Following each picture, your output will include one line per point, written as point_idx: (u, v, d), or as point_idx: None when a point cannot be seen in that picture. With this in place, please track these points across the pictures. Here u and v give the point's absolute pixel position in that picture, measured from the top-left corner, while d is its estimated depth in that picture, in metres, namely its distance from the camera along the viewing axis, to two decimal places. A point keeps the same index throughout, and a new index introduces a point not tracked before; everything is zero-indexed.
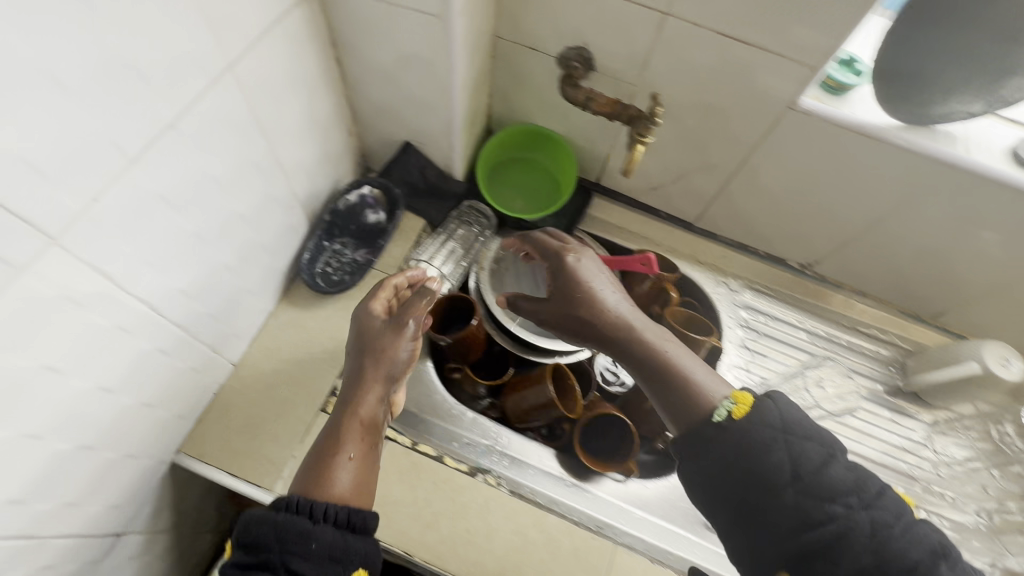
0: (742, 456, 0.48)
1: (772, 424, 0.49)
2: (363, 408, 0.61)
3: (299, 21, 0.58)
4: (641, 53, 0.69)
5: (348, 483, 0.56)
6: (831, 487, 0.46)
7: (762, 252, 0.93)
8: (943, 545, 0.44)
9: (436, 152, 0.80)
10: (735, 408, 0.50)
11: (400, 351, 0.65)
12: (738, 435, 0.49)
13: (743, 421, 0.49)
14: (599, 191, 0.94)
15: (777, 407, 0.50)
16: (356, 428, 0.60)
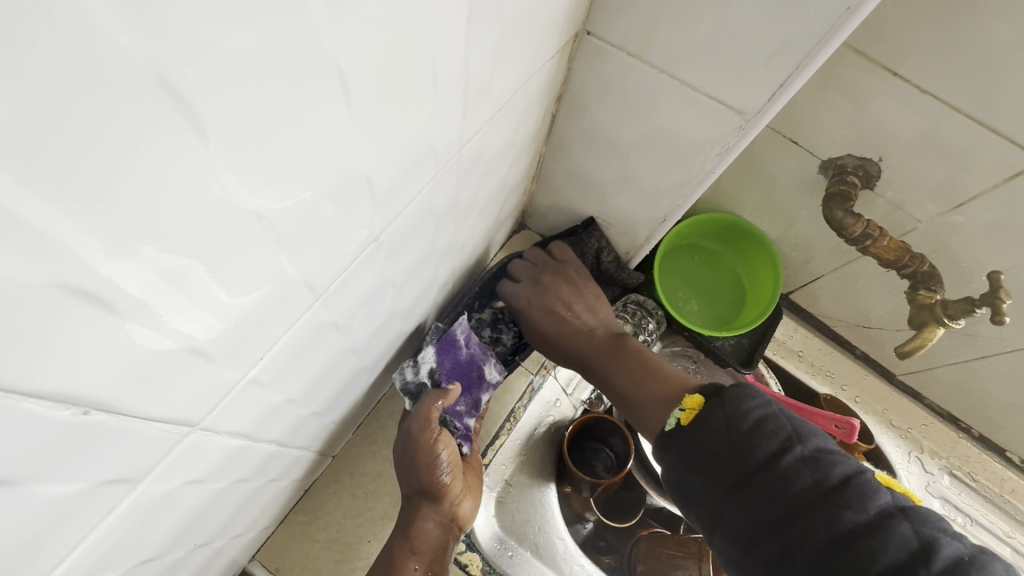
0: (780, 514, 0.36)
1: (767, 428, 0.38)
2: (413, 527, 0.48)
3: (546, 77, 0.42)
4: (961, 192, 0.50)
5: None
6: (785, 481, 0.36)
7: (976, 433, 0.74)
8: (922, 541, 0.32)
9: (623, 238, 0.63)
10: (685, 415, 0.42)
11: (428, 472, 0.48)
12: (732, 461, 0.38)
13: (691, 429, 0.41)
14: (786, 308, 0.76)
15: (723, 407, 0.40)
16: (411, 546, 0.47)
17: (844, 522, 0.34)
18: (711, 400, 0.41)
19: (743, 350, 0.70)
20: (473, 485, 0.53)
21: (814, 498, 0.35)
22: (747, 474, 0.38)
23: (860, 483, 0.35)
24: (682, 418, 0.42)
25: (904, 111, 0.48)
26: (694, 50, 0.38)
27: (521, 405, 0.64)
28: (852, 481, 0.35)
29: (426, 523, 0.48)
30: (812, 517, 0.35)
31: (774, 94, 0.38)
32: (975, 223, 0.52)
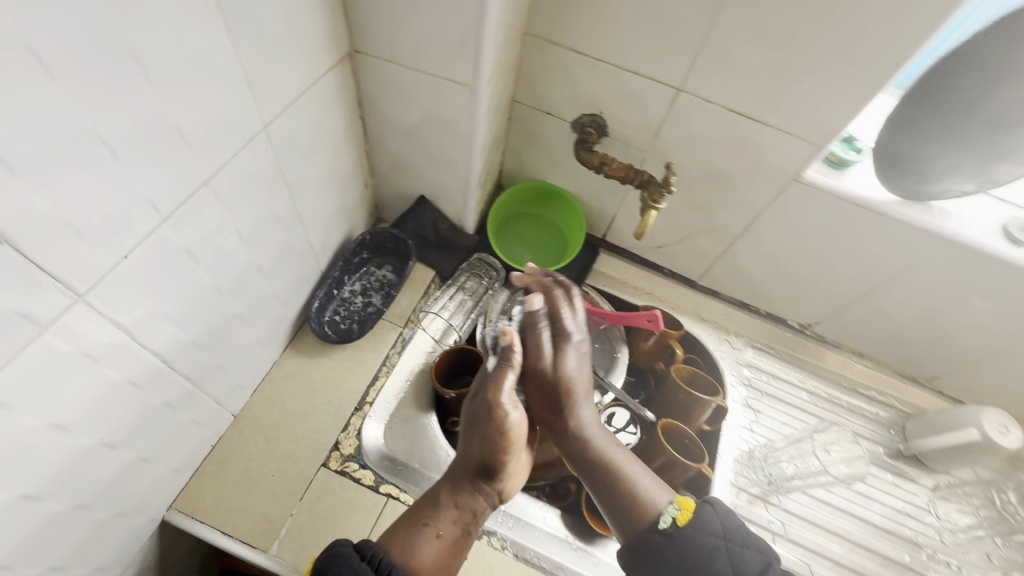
0: (699, 562, 0.55)
1: (711, 531, 0.57)
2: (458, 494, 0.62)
3: (333, 82, 0.60)
4: (653, 123, 0.73)
5: (432, 561, 0.56)
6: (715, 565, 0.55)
7: (763, 311, 0.95)
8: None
9: (450, 207, 0.82)
10: (680, 513, 0.60)
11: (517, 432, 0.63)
12: (671, 548, 0.57)
13: (684, 527, 0.58)
14: (605, 248, 0.97)
15: (711, 514, 0.59)
16: (450, 514, 0.60)
17: (738, 560, 0.55)
18: (700, 508, 0.59)
19: (572, 282, 0.90)
20: (520, 474, 0.67)
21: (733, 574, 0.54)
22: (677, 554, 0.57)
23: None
24: (678, 516, 0.59)
25: (596, 76, 0.70)
26: (420, 49, 0.58)
27: (395, 351, 0.79)
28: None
29: (467, 494, 0.62)
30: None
31: (475, 67, 0.58)
32: (672, 143, 0.74)
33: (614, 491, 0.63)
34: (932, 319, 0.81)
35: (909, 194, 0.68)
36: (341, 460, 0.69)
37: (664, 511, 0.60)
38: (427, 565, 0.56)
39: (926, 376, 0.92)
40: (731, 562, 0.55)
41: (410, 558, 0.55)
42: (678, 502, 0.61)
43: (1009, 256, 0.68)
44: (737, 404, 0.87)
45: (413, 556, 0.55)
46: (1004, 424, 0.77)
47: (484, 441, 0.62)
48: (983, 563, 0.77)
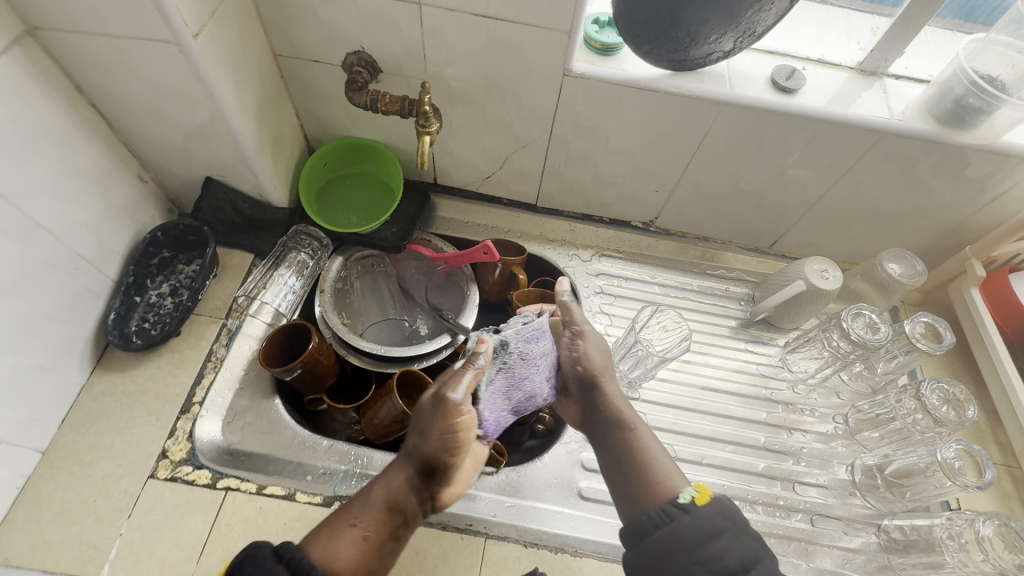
0: (704, 539, 0.49)
1: (726, 515, 0.51)
2: (390, 492, 0.59)
3: (16, 68, 0.54)
4: (415, 47, 0.69)
5: (352, 561, 0.53)
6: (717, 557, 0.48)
7: (605, 219, 0.95)
8: None
9: (244, 183, 0.77)
10: (698, 496, 0.52)
11: (463, 435, 0.60)
12: (688, 522, 0.50)
13: (705, 507, 0.51)
14: (438, 192, 0.94)
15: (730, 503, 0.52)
16: (380, 512, 0.57)
17: (745, 548, 0.49)
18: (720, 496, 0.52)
19: (402, 233, 0.86)
20: (463, 478, 0.64)
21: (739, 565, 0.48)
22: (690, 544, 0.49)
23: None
24: (697, 497, 0.52)
25: (336, 8, 0.66)
26: (95, 10, 0.52)
27: (220, 344, 0.75)
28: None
29: (400, 490, 0.59)
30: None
31: (161, 19, 0.53)
32: (442, 64, 0.71)
33: (632, 467, 0.59)
34: (749, 185, 0.83)
35: (674, 64, 0.68)
36: (171, 467, 0.66)
37: (683, 491, 0.53)
38: (346, 563, 0.53)
39: (768, 243, 0.94)
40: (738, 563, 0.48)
41: (330, 557, 0.53)
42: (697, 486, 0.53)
43: (781, 105, 0.70)
44: (591, 314, 0.88)
45: (333, 556, 0.53)
46: (824, 269, 0.80)
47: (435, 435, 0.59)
48: (834, 402, 0.83)
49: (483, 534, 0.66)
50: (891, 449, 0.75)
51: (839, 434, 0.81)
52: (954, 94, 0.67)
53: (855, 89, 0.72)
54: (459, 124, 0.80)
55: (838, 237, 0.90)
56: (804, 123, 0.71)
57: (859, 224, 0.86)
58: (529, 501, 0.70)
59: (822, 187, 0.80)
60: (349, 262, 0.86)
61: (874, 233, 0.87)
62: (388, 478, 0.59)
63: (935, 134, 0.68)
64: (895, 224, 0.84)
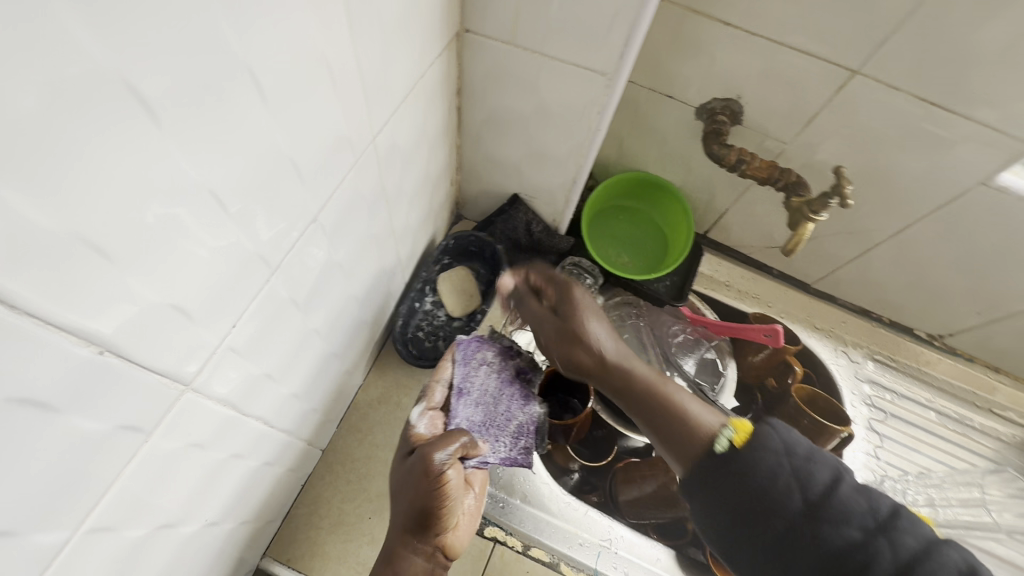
0: (758, 491, 0.42)
1: (769, 450, 0.43)
2: (399, 561, 0.47)
3: (439, 72, 0.49)
4: (806, 112, 0.60)
5: None
6: (778, 500, 0.42)
7: (886, 320, 0.84)
8: (970, 564, 0.37)
9: (546, 206, 0.71)
10: (735, 436, 0.46)
11: (459, 484, 0.49)
12: (721, 466, 0.45)
13: (744, 447, 0.45)
14: (706, 245, 0.86)
15: (778, 433, 0.45)
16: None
17: (899, 544, 0.38)
18: (760, 428, 0.46)
19: (675, 288, 0.79)
20: (472, 508, 0.54)
21: (800, 499, 0.41)
22: (799, 508, 0.41)
23: (838, 493, 0.41)
24: (735, 439, 0.46)
25: (743, 53, 0.57)
26: (553, 28, 0.46)
27: None
28: (899, 513, 0.40)
29: (408, 559, 0.47)
30: (795, 535, 0.41)
31: (619, 53, 0.46)
32: (824, 135, 0.62)
33: (659, 416, 0.51)
34: None
35: None
36: None
37: (716, 434, 0.47)
38: None
39: None
40: (837, 536, 0.39)
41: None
42: (732, 424, 0.47)
43: None
44: (857, 427, 0.79)
45: None
46: None
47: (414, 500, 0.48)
48: None
49: None
50: None
51: None
52: None
53: None
54: None
55: None
56: None
57: None
58: None
59: None
60: (605, 307, 0.81)
61: None
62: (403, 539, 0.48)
63: None
64: None
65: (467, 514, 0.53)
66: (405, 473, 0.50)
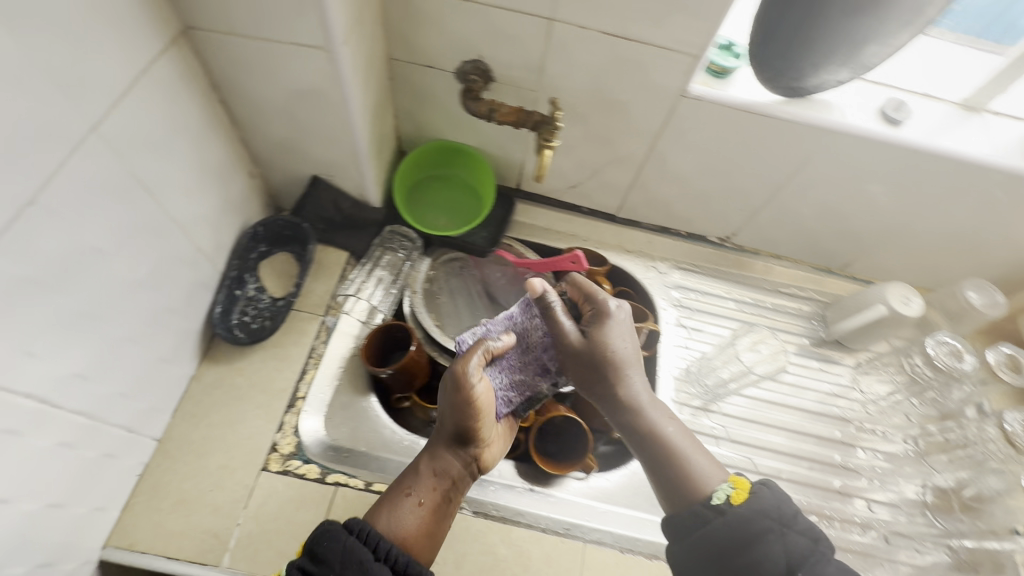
0: (745, 543, 0.53)
1: (768, 513, 0.54)
2: (435, 461, 0.62)
3: (170, 69, 0.55)
4: (535, 60, 0.70)
5: (414, 529, 0.58)
6: (764, 561, 0.52)
7: (683, 232, 0.96)
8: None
9: (347, 182, 0.78)
10: (735, 492, 0.57)
11: (486, 403, 0.62)
12: (723, 521, 0.55)
13: (742, 505, 0.55)
14: (521, 196, 0.95)
15: (770, 494, 0.56)
16: (430, 481, 0.61)
17: (791, 544, 0.53)
18: (755, 488, 0.56)
19: (491, 237, 0.88)
20: (500, 438, 0.68)
21: (783, 564, 0.52)
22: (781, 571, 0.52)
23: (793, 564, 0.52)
24: (732, 494, 0.56)
25: (464, 17, 0.66)
26: (258, 13, 0.53)
27: (320, 341, 0.76)
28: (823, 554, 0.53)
29: (444, 459, 0.62)
30: None
31: (321, 27, 0.54)
32: (558, 78, 0.72)
33: (664, 465, 0.62)
34: (836, 209, 0.85)
35: (788, 91, 0.69)
36: (281, 461, 0.67)
37: (719, 487, 0.57)
38: (410, 533, 0.57)
39: (841, 265, 0.96)
40: (783, 547, 0.53)
41: (395, 528, 0.57)
42: (732, 480, 0.58)
43: (889, 137, 0.71)
44: (669, 326, 0.90)
45: (397, 526, 0.57)
46: (907, 296, 0.83)
47: (451, 412, 0.61)
48: (903, 423, 0.86)
49: (582, 539, 0.69)
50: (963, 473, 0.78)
51: (910, 455, 0.83)
52: None
53: (956, 123, 0.74)
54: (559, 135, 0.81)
55: (914, 263, 0.92)
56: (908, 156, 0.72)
57: (936, 251, 0.88)
58: (621, 508, 0.73)
59: (910, 215, 0.83)
60: (437, 264, 0.88)
61: (950, 261, 0.89)
62: (433, 449, 0.63)
63: None
64: (976, 255, 0.86)
65: (494, 436, 0.67)
66: (444, 396, 0.62)
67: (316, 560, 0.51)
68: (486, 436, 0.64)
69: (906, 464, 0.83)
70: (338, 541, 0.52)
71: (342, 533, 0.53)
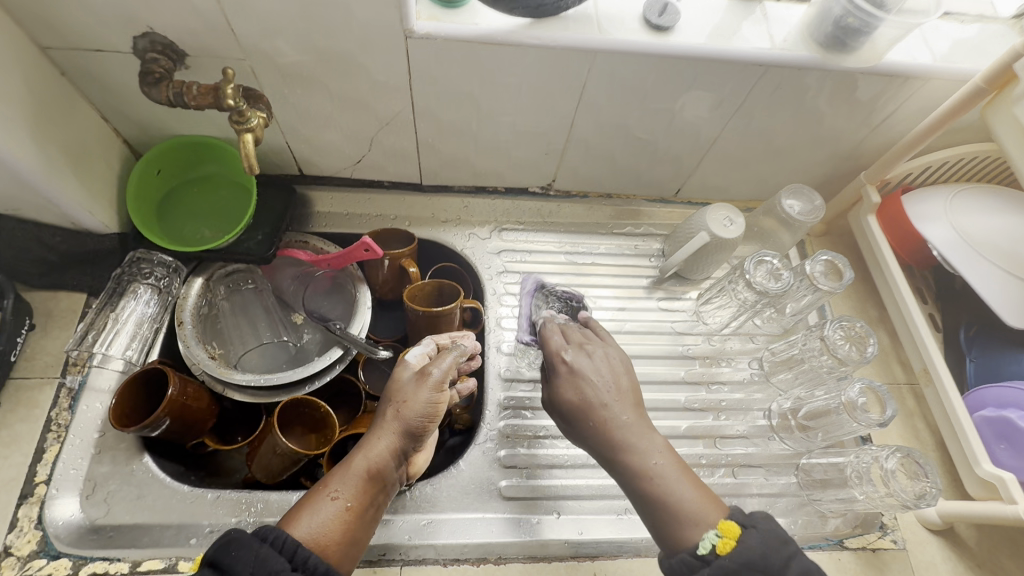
0: None
1: (753, 566, 0.48)
2: (370, 460, 0.56)
3: None
4: (217, 22, 0.56)
5: (335, 538, 0.52)
6: None
7: (500, 189, 0.87)
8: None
9: (45, 213, 0.64)
10: (720, 540, 0.50)
11: (433, 411, 0.59)
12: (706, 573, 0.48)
13: (727, 558, 0.49)
14: (307, 183, 0.83)
15: (757, 535, 0.50)
16: (360, 483, 0.55)
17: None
18: (747, 531, 0.50)
19: (268, 240, 0.75)
20: (428, 442, 0.65)
21: None
22: None
23: None
24: (719, 543, 0.50)
25: None
26: None
27: (61, 408, 0.64)
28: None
29: (379, 458, 0.56)
30: None
31: None
32: (257, 40, 0.59)
33: (652, 510, 0.55)
34: (641, 136, 0.77)
35: (528, 11, 0.58)
36: (21, 565, 0.57)
37: (705, 535, 0.51)
38: (330, 541, 0.51)
39: (673, 192, 0.90)
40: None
41: (313, 531, 0.51)
42: (721, 527, 0.51)
43: (657, 47, 0.62)
44: (497, 296, 0.82)
45: (318, 532, 0.51)
46: (726, 217, 0.77)
47: (408, 412, 0.58)
48: (749, 347, 0.83)
49: (399, 562, 0.62)
50: (804, 390, 0.75)
51: (757, 380, 0.80)
52: (834, 16, 0.61)
53: (734, 17, 0.66)
54: (306, 107, 0.68)
55: (741, 177, 0.86)
56: (688, 65, 0.64)
57: (756, 160, 0.82)
58: (447, 515, 0.65)
59: (716, 129, 0.76)
60: (211, 283, 0.75)
61: (773, 168, 0.84)
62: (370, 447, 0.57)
63: (820, 61, 0.64)
64: (796, 157, 0.81)
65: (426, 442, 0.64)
66: (395, 396, 0.59)
67: (219, 570, 0.47)
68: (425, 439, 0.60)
69: (753, 390, 0.80)
70: (247, 550, 0.47)
71: (252, 541, 0.48)
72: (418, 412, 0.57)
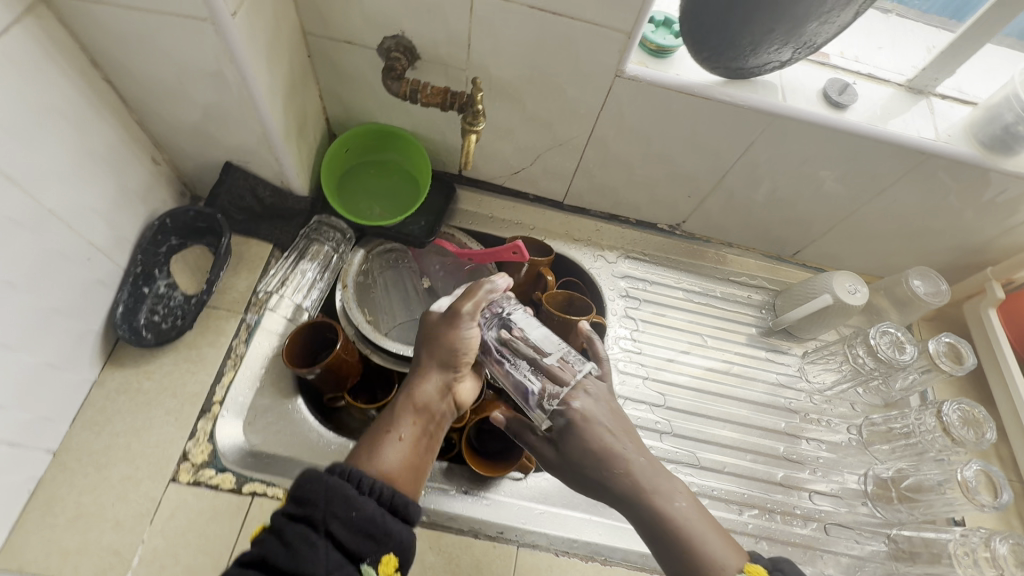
0: None
1: None
2: (416, 397, 0.60)
3: (32, 42, 0.49)
4: (460, 37, 0.65)
5: (399, 464, 0.54)
6: None
7: (633, 220, 0.93)
8: None
9: (266, 169, 0.73)
10: None
11: (469, 347, 0.63)
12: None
13: None
14: (464, 183, 0.91)
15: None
16: (409, 418, 0.58)
17: None
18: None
19: (429, 227, 0.83)
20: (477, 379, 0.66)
21: None
22: None
23: None
24: None
25: None
26: None
27: (240, 340, 0.71)
28: None
29: (423, 393, 0.60)
30: None
31: None
32: (487, 57, 0.67)
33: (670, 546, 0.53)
34: (783, 198, 0.83)
35: (729, 73, 0.66)
36: (193, 471, 0.63)
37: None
38: (396, 468, 0.54)
39: (791, 253, 0.95)
40: None
41: (378, 462, 0.54)
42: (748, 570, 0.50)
43: (831, 121, 0.68)
44: (616, 317, 0.88)
45: (383, 462, 0.54)
46: (852, 285, 0.81)
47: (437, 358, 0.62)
48: (847, 412, 0.86)
49: (516, 542, 0.67)
50: (905, 463, 0.78)
51: (852, 445, 0.83)
52: (1004, 121, 0.67)
53: (901, 105, 0.72)
54: (495, 119, 0.77)
55: (864, 250, 0.91)
56: (855, 141, 0.70)
57: (884, 238, 0.87)
58: (560, 509, 0.70)
59: (855, 203, 0.81)
60: (371, 256, 0.83)
61: (898, 249, 0.88)
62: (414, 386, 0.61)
63: (980, 158, 0.69)
64: (924, 242, 0.85)
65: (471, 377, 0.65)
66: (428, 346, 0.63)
67: (297, 502, 0.48)
68: (463, 372, 0.63)
69: (849, 454, 0.82)
70: (320, 482, 0.48)
71: (322, 474, 0.49)
72: (446, 348, 0.62)
